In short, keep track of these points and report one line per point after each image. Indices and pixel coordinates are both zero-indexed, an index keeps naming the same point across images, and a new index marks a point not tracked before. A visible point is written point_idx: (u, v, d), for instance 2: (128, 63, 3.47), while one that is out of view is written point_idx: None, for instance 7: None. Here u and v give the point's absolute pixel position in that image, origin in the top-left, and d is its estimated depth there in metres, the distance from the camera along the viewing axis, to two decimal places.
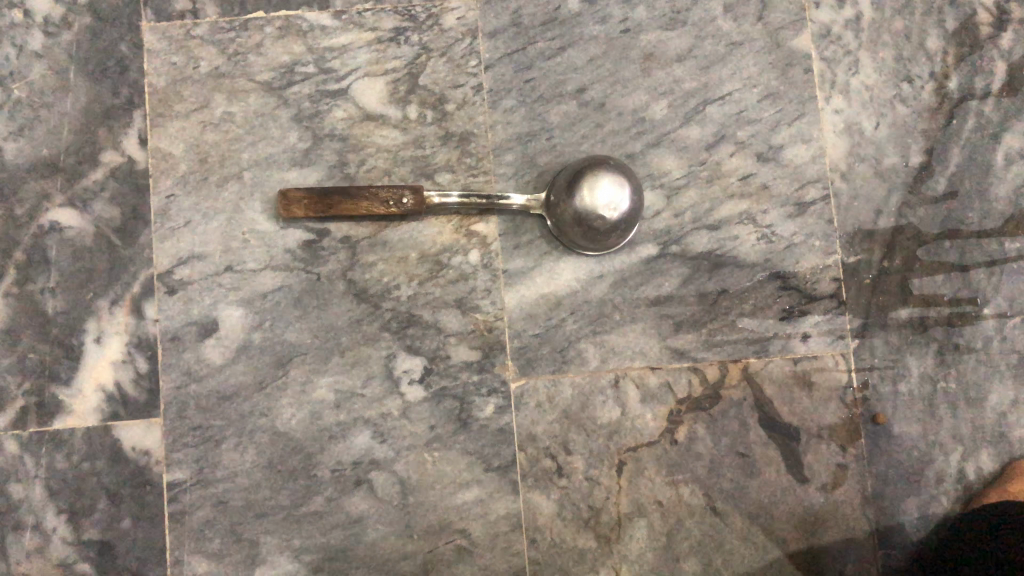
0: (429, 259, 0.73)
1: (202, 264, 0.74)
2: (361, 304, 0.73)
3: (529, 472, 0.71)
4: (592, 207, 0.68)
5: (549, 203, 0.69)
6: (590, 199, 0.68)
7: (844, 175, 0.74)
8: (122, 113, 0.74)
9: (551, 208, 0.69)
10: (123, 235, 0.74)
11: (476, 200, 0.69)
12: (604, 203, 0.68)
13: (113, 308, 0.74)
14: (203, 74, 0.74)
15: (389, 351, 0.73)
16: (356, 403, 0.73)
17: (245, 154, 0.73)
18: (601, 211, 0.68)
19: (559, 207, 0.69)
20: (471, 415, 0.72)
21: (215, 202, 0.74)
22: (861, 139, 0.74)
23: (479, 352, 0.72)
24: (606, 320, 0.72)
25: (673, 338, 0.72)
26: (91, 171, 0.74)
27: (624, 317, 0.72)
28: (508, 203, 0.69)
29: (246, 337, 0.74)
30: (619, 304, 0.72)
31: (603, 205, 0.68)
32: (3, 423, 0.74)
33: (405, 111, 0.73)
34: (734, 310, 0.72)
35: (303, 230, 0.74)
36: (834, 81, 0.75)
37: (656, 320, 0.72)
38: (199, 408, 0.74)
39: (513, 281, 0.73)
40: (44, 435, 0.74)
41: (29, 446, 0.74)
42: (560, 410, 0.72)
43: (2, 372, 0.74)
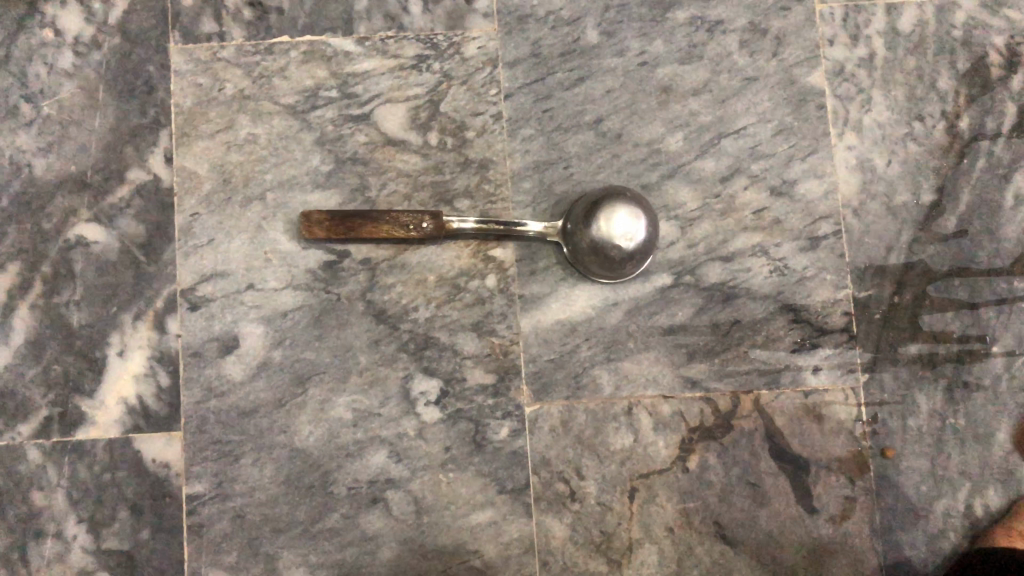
0: (447, 283, 0.74)
1: (225, 282, 0.76)
2: (380, 325, 0.74)
3: (543, 495, 0.72)
4: (608, 237, 0.69)
5: (566, 231, 0.70)
6: (607, 228, 0.69)
7: (856, 210, 0.75)
8: (149, 133, 0.76)
9: (567, 236, 0.70)
10: (147, 252, 0.77)
11: (493, 227, 0.70)
12: (620, 233, 0.69)
13: (136, 322, 0.77)
14: (228, 96, 0.75)
15: (406, 372, 0.74)
16: (373, 422, 0.74)
17: (268, 176, 0.75)
18: (618, 240, 0.69)
19: (575, 235, 0.70)
20: (485, 437, 0.73)
21: (237, 223, 0.75)
22: (873, 176, 0.75)
23: (494, 375, 0.73)
24: (621, 347, 0.73)
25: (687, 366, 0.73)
26: (117, 188, 0.76)
27: (637, 345, 0.73)
28: (524, 230, 0.70)
29: (266, 355, 0.76)
30: (633, 332, 0.73)
31: (620, 235, 0.69)
32: (28, 432, 0.77)
33: (426, 137, 0.74)
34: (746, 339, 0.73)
35: (324, 252, 0.75)
36: (847, 119, 0.75)
37: (669, 349, 0.73)
38: (219, 423, 0.76)
39: (530, 306, 0.74)
40: (67, 446, 0.77)
41: (52, 456, 0.77)
42: (573, 434, 0.73)
43: (29, 384, 0.78)
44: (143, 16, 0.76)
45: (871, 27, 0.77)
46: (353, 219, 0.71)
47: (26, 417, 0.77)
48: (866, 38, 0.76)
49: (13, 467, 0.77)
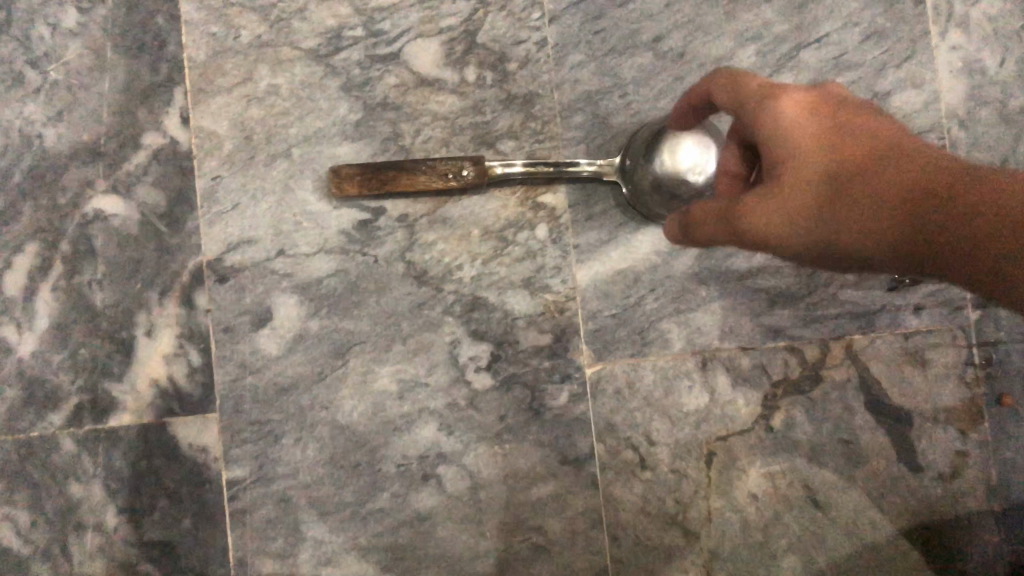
0: (492, 236, 0.67)
1: (253, 250, 0.70)
2: (421, 286, 0.68)
3: (609, 464, 0.66)
4: (673, 169, 0.62)
5: (625, 169, 0.64)
6: (672, 162, 0.63)
7: (964, 121, 0.68)
8: (162, 91, 0.70)
9: (625, 172, 0.64)
10: (169, 222, 0.71)
11: (543, 169, 0.63)
12: (686, 165, 0.62)
13: (163, 299, 0.71)
14: (244, 46, 0.69)
15: (452, 336, 0.67)
16: (419, 393, 0.68)
17: (292, 129, 0.68)
18: (685, 175, 0.62)
19: (634, 171, 0.64)
20: (543, 404, 0.66)
21: (262, 182, 0.69)
22: (984, 80, 0.68)
23: (551, 336, 0.66)
24: (691, 296, 0.66)
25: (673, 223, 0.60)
26: (133, 155, 0.71)
27: (711, 293, 0.66)
28: (579, 171, 0.63)
29: (303, 325, 0.70)
30: (704, 279, 0.66)
31: (686, 167, 0.62)
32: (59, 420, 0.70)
33: (462, 73, 0.67)
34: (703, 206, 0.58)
35: (357, 209, 0.68)
36: (951, 15, 0.68)
37: (747, 296, 0.65)
38: (256, 402, 0.70)
39: (586, 256, 0.67)
40: (101, 434, 0.70)
41: (85, 444, 0.70)
42: (641, 396, 0.66)
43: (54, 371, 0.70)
44: None
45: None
46: (385, 172, 0.64)
47: (55, 407, 0.70)
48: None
49: (45, 462, 0.69)
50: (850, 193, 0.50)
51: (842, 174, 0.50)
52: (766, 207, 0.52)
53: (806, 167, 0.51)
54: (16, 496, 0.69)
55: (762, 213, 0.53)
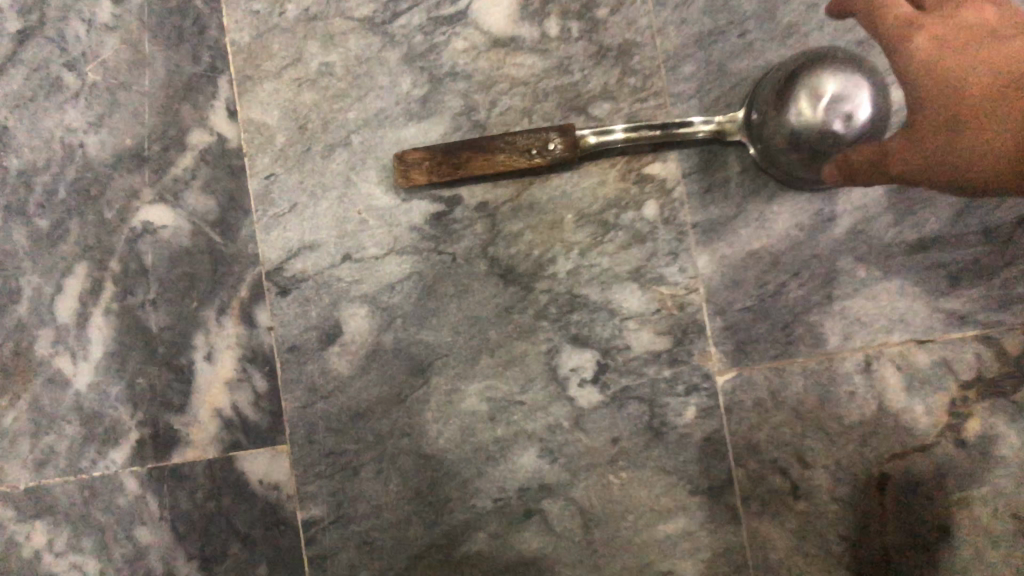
0: (591, 221, 0.56)
1: (315, 256, 0.60)
2: (508, 287, 0.57)
3: (752, 492, 0.55)
4: (807, 121, 0.50)
5: (750, 123, 0.52)
6: (810, 110, 0.49)
7: None
8: (206, 82, 0.63)
9: (751, 130, 0.52)
10: (223, 231, 0.63)
11: (647, 133, 0.52)
12: (825, 113, 0.49)
13: (222, 317, 0.63)
14: (291, 21, 0.59)
15: (550, 344, 0.57)
16: (515, 414, 0.58)
17: (351, 113, 0.59)
18: (829, 124, 0.49)
19: (760, 127, 0.51)
20: (665, 422, 0.56)
21: (320, 178, 0.59)
22: None
23: (668, 338, 0.56)
24: (849, 278, 0.51)
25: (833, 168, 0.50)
26: (180, 158, 0.62)
27: (877, 268, 0.51)
28: (691, 132, 0.52)
29: (376, 340, 0.60)
30: (865, 252, 0.51)
31: (826, 116, 0.49)
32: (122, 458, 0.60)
33: (544, 27, 0.56)
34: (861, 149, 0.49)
35: (430, 200, 0.58)
36: None
37: (921, 266, 0.49)
38: (331, 430, 0.61)
39: (707, 240, 0.55)
40: (166, 472, 0.61)
41: (152, 484, 0.60)
42: (789, 407, 0.53)
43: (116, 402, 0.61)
44: None
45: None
46: (458, 154, 0.55)
47: (116, 444, 0.60)
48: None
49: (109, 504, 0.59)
50: (996, 114, 0.46)
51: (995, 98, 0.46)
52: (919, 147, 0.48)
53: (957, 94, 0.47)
54: (85, 542, 0.59)
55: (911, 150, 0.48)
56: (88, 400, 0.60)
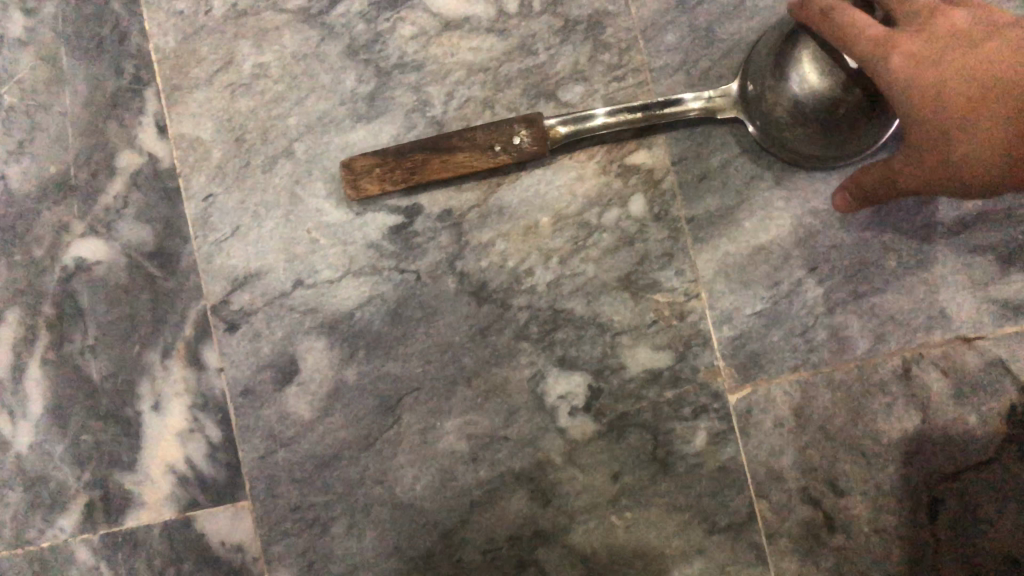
0: (568, 223, 0.49)
1: (264, 284, 0.53)
2: (482, 306, 0.50)
3: (779, 530, 0.47)
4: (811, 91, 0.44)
5: (747, 99, 0.46)
6: (814, 75, 0.44)
7: None
8: (132, 96, 0.55)
9: (748, 107, 0.46)
10: (160, 262, 0.55)
11: (633, 116, 0.46)
12: (827, 81, 0.43)
13: (165, 361, 0.55)
14: (218, 19, 0.54)
15: (533, 368, 0.50)
16: (500, 451, 0.50)
17: (291, 118, 0.53)
18: (836, 87, 0.43)
19: (758, 102, 0.46)
20: (671, 451, 0.48)
21: (264, 196, 0.53)
22: None
23: (669, 354, 0.48)
24: (879, 275, 0.46)
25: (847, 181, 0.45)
26: (108, 183, 0.55)
27: (907, 264, 0.46)
28: (686, 109, 0.46)
29: (337, 376, 0.52)
30: (895, 249, 0.46)
31: (830, 84, 0.43)
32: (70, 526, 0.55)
33: (500, 4, 0.51)
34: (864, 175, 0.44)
35: (386, 211, 0.51)
36: None
37: (963, 261, 0.45)
38: (294, 481, 0.53)
39: (705, 235, 0.48)
40: (119, 537, 0.55)
41: (103, 552, 0.55)
42: (813, 424, 0.47)
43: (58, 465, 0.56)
44: None
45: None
46: (413, 159, 0.48)
47: (65, 508, 0.56)
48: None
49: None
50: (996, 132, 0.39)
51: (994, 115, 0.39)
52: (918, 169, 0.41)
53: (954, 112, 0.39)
54: None
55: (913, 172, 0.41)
56: (30, 464, 0.56)
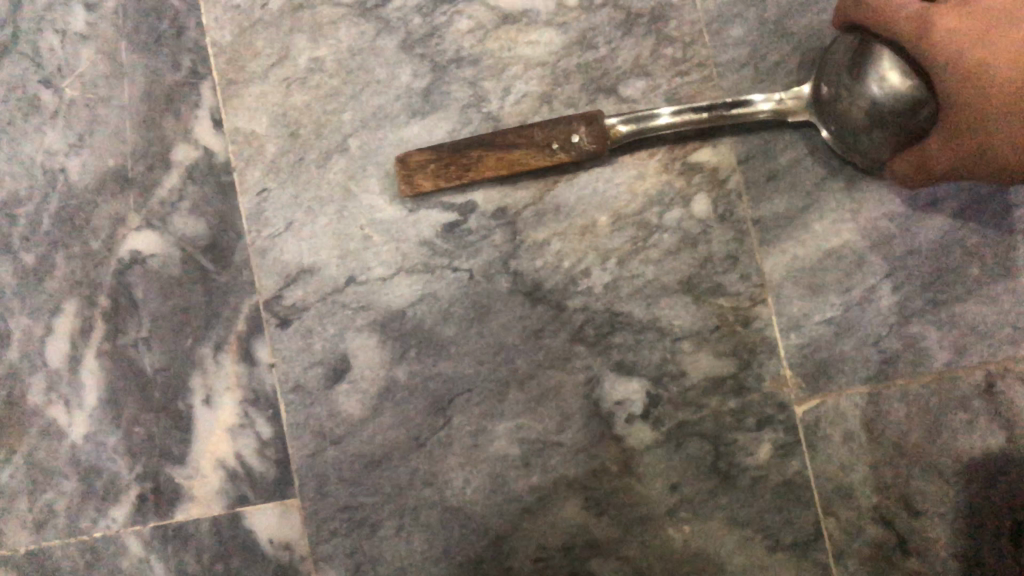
0: (628, 223, 0.48)
1: (317, 280, 0.52)
2: (536, 306, 0.49)
3: (847, 548, 0.46)
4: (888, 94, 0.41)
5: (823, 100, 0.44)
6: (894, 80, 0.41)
7: None
8: (188, 90, 0.55)
9: (824, 109, 0.45)
10: (214, 256, 0.54)
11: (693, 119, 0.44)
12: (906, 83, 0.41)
13: (217, 355, 0.55)
14: (274, 13, 0.53)
15: (588, 373, 0.48)
16: (553, 457, 0.49)
17: (346, 113, 0.52)
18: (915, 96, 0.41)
19: (834, 104, 0.44)
20: (733, 462, 0.47)
21: (318, 191, 0.52)
22: None
23: (732, 361, 0.47)
24: (960, 283, 0.44)
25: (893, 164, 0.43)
26: (164, 176, 0.55)
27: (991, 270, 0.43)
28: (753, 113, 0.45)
29: (388, 375, 0.51)
30: (981, 255, 0.43)
31: (911, 86, 0.41)
32: (122, 517, 0.55)
33: None
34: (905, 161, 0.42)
35: (440, 209, 0.50)
36: None
37: None
38: (343, 481, 0.52)
39: (772, 239, 0.47)
40: (169, 531, 0.55)
41: (153, 545, 0.55)
42: (886, 441, 0.44)
43: (110, 456, 0.56)
44: None
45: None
46: (464, 158, 0.47)
47: (117, 499, 0.55)
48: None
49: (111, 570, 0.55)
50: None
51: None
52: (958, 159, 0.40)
53: (1000, 98, 0.38)
54: None
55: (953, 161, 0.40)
56: (85, 455, 0.56)
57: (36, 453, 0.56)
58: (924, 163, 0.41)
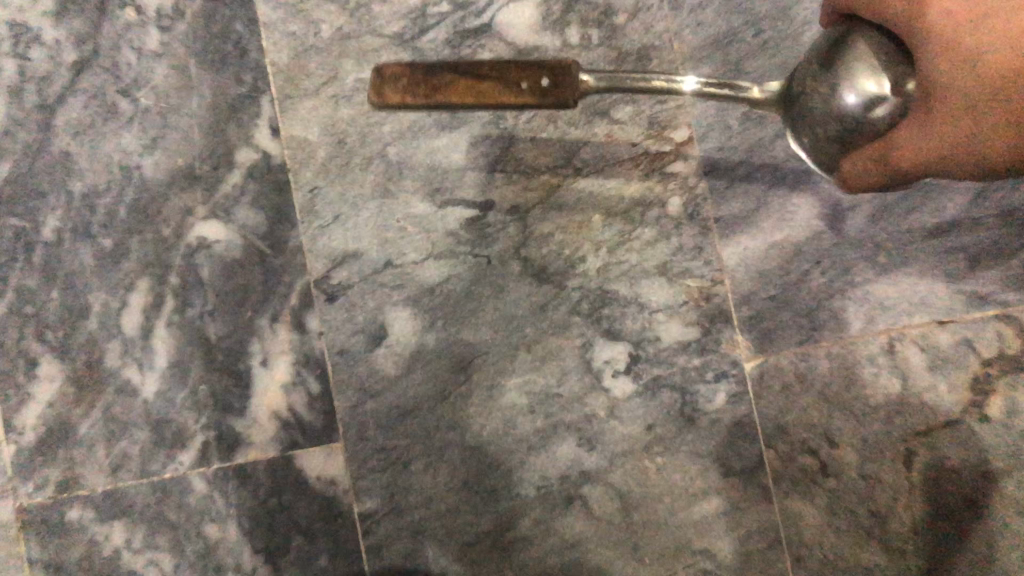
0: (617, 219, 0.60)
1: (359, 264, 0.64)
2: (542, 285, 0.61)
3: (783, 473, 0.58)
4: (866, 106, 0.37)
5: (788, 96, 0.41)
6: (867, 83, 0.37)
7: None
8: (248, 101, 0.64)
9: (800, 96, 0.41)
10: (272, 242, 0.64)
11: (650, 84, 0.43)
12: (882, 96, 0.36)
13: (273, 325, 0.64)
14: (326, 40, 0.64)
15: (583, 339, 0.60)
16: (554, 405, 0.61)
17: (387, 126, 0.63)
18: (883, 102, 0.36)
19: (812, 93, 0.39)
20: (696, 408, 0.59)
21: (362, 190, 0.63)
22: None
23: (697, 328, 0.59)
24: (867, 263, 0.53)
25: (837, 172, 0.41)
26: (228, 175, 0.64)
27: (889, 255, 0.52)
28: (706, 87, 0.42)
29: (420, 341, 0.63)
30: (883, 241, 0.52)
31: (891, 100, 0.36)
32: (190, 459, 0.60)
33: (565, 36, 0.61)
34: (864, 155, 0.38)
35: (464, 206, 0.62)
36: None
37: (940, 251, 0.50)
38: (381, 428, 0.64)
39: (729, 232, 0.58)
40: (232, 472, 0.61)
41: (218, 484, 0.61)
42: (815, 389, 0.55)
43: (178, 411, 0.60)
44: None
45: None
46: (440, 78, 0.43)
47: (184, 445, 0.60)
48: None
49: (176, 507, 0.59)
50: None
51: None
52: (932, 145, 0.35)
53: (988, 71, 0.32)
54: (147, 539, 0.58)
55: (926, 145, 0.35)
56: (156, 408, 0.60)
57: (103, 406, 0.59)
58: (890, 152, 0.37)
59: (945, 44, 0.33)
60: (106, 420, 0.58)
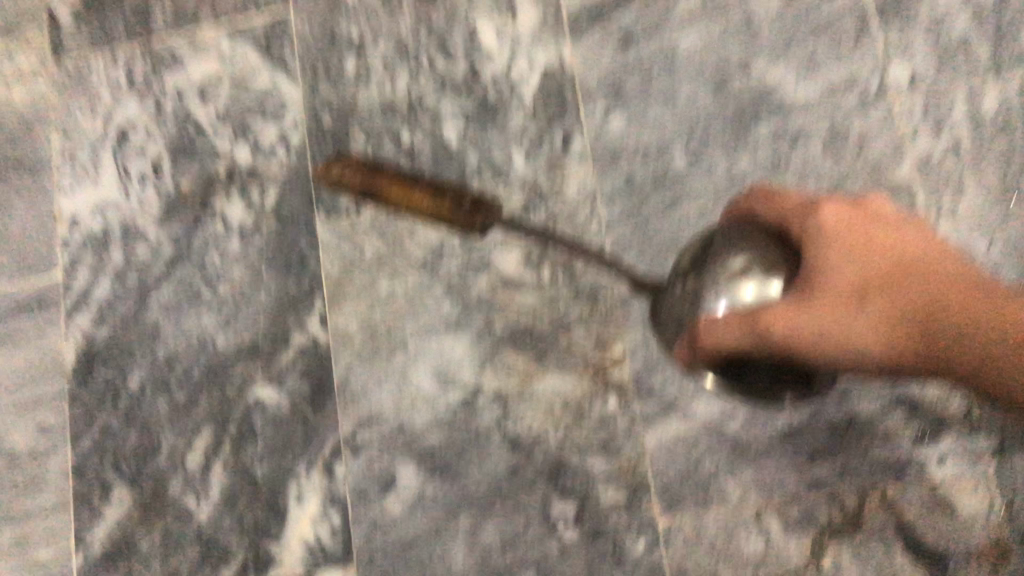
0: (572, 408, 0.81)
1: (379, 427, 0.84)
2: (516, 453, 0.81)
3: None
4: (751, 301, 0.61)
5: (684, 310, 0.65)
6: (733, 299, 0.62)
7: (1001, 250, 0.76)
8: (305, 299, 0.88)
9: (698, 271, 0.65)
10: (314, 406, 0.86)
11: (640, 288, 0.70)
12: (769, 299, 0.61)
13: (309, 471, 0.85)
14: (367, 260, 0.87)
15: (543, 496, 0.80)
16: (519, 545, 0.80)
17: (407, 326, 0.85)
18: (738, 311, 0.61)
19: (715, 273, 0.63)
20: (624, 553, 0.78)
21: (384, 372, 0.85)
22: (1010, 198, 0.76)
23: (626, 492, 0.79)
24: (741, 459, 0.78)
25: (686, 342, 0.64)
26: (283, 352, 0.87)
27: (756, 454, 0.78)
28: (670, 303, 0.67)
29: (421, 489, 0.83)
30: (753, 444, 0.78)
31: (772, 300, 0.61)
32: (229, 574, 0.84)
33: (540, 274, 0.83)
34: (729, 315, 0.61)
35: (461, 389, 0.83)
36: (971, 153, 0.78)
37: (789, 453, 0.77)
38: (387, 556, 0.82)
39: (653, 424, 0.80)
40: None
41: None
42: (707, 543, 0.78)
43: (227, 530, 0.85)
44: (293, 198, 0.90)
45: (949, 117, 0.79)
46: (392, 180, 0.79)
47: (228, 559, 0.84)
48: (948, 127, 0.79)
49: None
50: (870, 304, 0.59)
51: (870, 285, 0.59)
52: (794, 313, 0.59)
53: (840, 273, 0.60)
54: None
55: (782, 310, 0.59)
56: (208, 527, 0.85)
57: (160, 530, 0.86)
58: (763, 320, 0.60)
59: (832, 251, 0.60)
60: (165, 538, 0.86)
